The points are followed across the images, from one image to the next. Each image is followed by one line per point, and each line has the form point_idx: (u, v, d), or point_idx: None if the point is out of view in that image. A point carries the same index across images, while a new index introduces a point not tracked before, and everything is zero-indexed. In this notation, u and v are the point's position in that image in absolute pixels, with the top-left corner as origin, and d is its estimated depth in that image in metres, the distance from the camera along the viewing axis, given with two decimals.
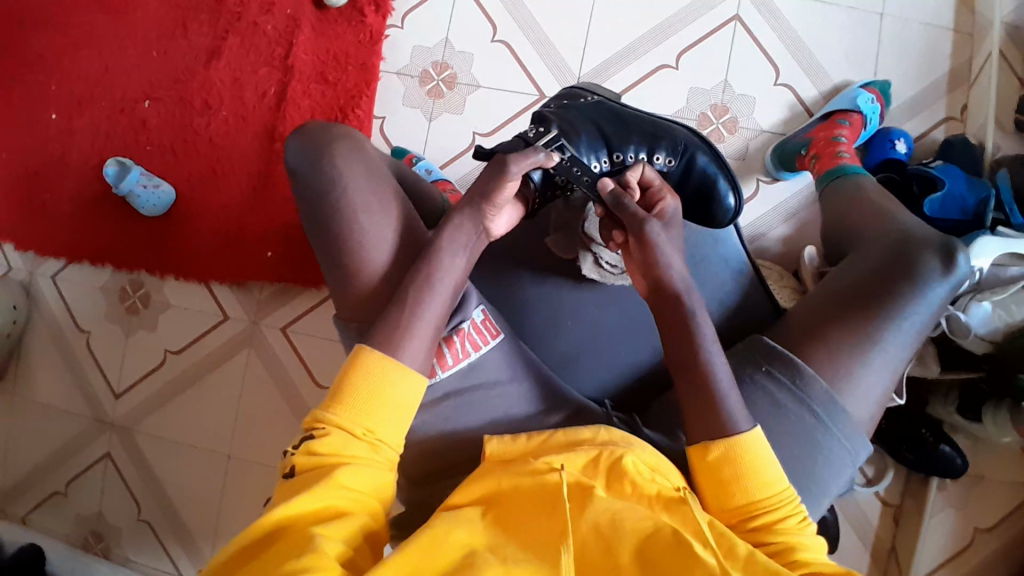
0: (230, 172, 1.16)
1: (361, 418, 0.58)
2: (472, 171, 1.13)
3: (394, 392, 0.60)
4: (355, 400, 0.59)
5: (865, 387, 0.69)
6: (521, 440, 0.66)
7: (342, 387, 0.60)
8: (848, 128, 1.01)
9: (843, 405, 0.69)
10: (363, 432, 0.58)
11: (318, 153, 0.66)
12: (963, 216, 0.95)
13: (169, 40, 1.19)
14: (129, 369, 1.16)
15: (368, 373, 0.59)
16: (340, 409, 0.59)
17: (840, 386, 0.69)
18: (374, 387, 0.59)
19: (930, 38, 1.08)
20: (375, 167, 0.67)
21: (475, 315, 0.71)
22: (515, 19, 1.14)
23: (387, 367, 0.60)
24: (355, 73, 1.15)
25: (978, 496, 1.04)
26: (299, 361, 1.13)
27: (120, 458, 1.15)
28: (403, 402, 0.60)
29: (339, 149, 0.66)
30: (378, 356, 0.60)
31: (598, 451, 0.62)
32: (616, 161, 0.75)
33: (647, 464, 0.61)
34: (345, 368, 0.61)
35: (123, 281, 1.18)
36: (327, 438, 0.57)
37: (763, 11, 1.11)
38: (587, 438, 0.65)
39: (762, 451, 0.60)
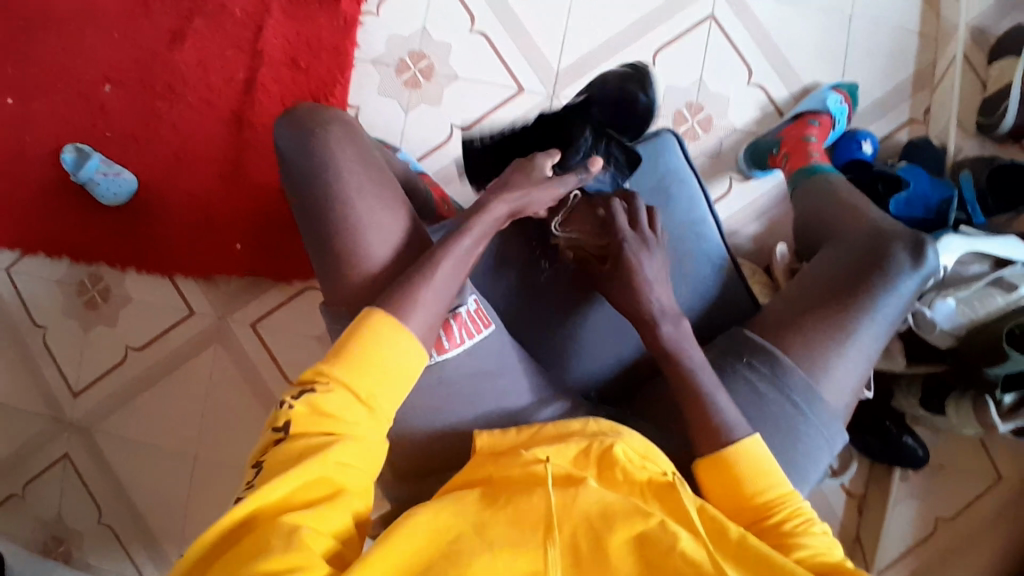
0: (195, 158, 1.11)
1: (365, 380, 0.55)
2: (451, 163, 1.11)
3: (396, 355, 0.57)
4: (360, 358, 0.56)
5: (840, 378, 0.71)
6: (511, 433, 0.66)
7: (348, 344, 0.57)
8: (818, 128, 1.03)
9: (823, 395, 0.70)
10: (364, 397, 0.55)
11: (311, 139, 0.66)
12: (926, 214, 0.99)
13: (128, 21, 1.13)
14: (88, 367, 1.11)
15: (377, 334, 0.57)
16: (343, 367, 0.55)
17: (819, 377, 0.70)
18: (382, 350, 0.56)
19: (896, 42, 1.12)
20: (369, 151, 0.68)
21: (470, 302, 0.69)
22: (493, 10, 1.13)
23: (397, 335, 0.57)
24: (328, 58, 1.12)
25: (937, 483, 1.09)
26: (270, 359, 1.10)
27: (80, 459, 1.10)
28: (404, 366, 0.57)
29: (334, 136, 0.66)
30: (392, 320, 0.57)
31: (588, 442, 0.62)
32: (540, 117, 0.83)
33: (637, 452, 0.62)
34: (355, 321, 0.58)
35: (81, 274, 1.12)
36: (330, 397, 0.54)
37: (736, 11, 1.13)
38: (577, 430, 0.64)
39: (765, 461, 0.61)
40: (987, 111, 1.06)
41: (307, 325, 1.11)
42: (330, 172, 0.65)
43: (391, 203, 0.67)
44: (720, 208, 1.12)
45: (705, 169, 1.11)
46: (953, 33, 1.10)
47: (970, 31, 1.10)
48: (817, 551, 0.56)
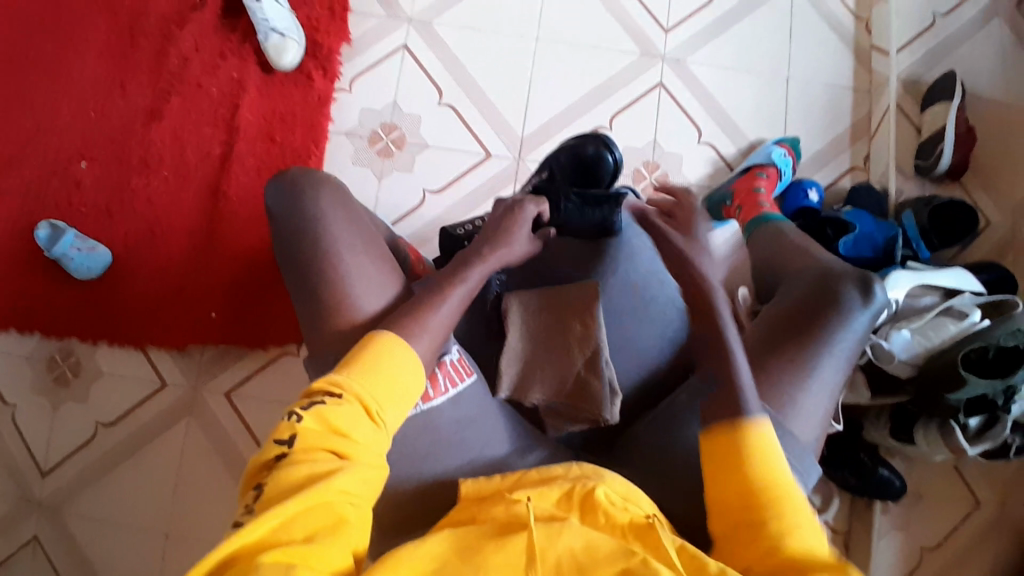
0: (170, 231, 1.13)
1: (374, 395, 0.59)
2: (425, 225, 1.15)
3: (403, 373, 0.61)
4: (370, 374, 0.60)
5: (809, 408, 0.73)
6: (496, 479, 0.66)
7: (359, 361, 0.61)
8: (764, 180, 1.10)
9: (791, 428, 0.72)
10: (372, 411, 0.58)
11: (300, 199, 0.70)
12: (875, 253, 1.06)
13: (106, 101, 1.17)
14: (57, 444, 1.08)
15: (386, 354, 0.61)
16: (355, 380, 0.59)
17: (786, 411, 0.72)
18: (391, 371, 0.61)
19: (831, 98, 1.23)
20: (357, 214, 0.72)
21: (454, 352, 0.72)
22: (459, 83, 1.20)
23: (404, 357, 0.62)
24: (303, 133, 1.16)
25: (918, 515, 1.10)
26: (244, 428, 1.09)
27: (47, 544, 1.04)
28: (408, 386, 0.61)
29: (323, 200, 0.70)
30: (402, 343, 0.62)
31: (571, 485, 0.63)
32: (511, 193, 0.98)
33: (619, 494, 0.63)
34: (363, 343, 0.62)
35: (53, 350, 1.11)
36: (341, 411, 0.57)
37: (683, 78, 1.23)
38: (560, 474, 0.66)
39: (771, 443, 0.62)
40: (923, 154, 1.16)
41: (281, 392, 1.10)
42: (317, 232, 0.68)
43: (380, 268, 0.70)
44: None
45: None
46: (883, 87, 1.21)
47: (899, 84, 1.21)
48: (804, 543, 0.56)
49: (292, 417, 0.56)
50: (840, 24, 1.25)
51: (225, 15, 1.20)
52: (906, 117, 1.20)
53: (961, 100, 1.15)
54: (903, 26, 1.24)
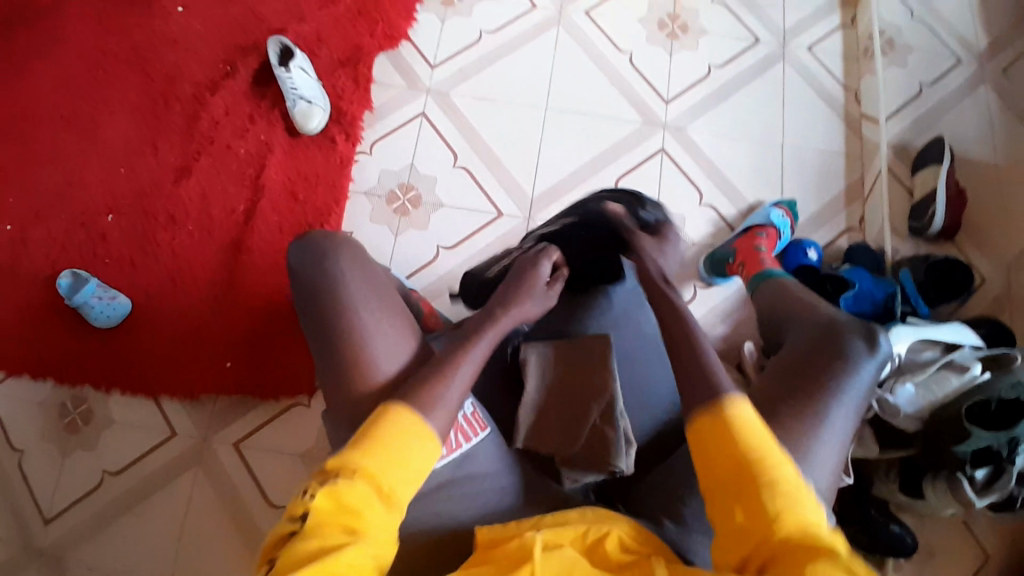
0: (190, 284, 1.16)
1: (385, 473, 0.59)
2: (440, 279, 1.19)
3: (416, 448, 0.62)
4: (381, 451, 0.60)
5: (824, 459, 0.73)
6: (511, 525, 0.66)
7: (372, 436, 0.61)
8: (765, 239, 1.15)
9: (806, 477, 0.72)
10: (383, 490, 0.59)
11: (321, 258, 0.72)
12: (875, 309, 1.09)
13: (137, 159, 1.23)
14: (64, 492, 1.07)
15: (397, 429, 0.62)
16: (366, 458, 0.60)
17: (802, 460, 0.72)
18: (401, 447, 0.61)
19: (825, 163, 1.30)
20: (371, 272, 0.74)
21: (466, 408, 0.74)
22: (473, 147, 1.27)
23: (416, 431, 0.62)
24: (324, 192, 1.22)
25: (930, 572, 1.09)
26: (251, 480, 1.08)
27: None
28: (419, 461, 0.62)
29: (342, 260, 0.72)
30: (414, 416, 0.63)
31: (586, 527, 0.65)
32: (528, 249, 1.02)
33: (630, 535, 0.65)
34: (377, 417, 0.63)
35: (65, 396, 1.12)
36: (350, 490, 0.58)
37: (684, 144, 1.31)
38: (575, 518, 0.67)
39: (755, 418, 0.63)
40: (916, 216, 1.22)
41: (290, 444, 1.10)
42: (337, 289, 0.70)
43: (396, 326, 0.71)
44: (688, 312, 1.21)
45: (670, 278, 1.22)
46: (874, 152, 1.28)
47: (890, 150, 1.29)
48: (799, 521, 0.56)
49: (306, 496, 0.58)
50: (831, 97, 1.34)
51: (255, 83, 1.28)
52: (897, 180, 1.27)
53: (950, 163, 1.21)
54: (891, 97, 1.33)
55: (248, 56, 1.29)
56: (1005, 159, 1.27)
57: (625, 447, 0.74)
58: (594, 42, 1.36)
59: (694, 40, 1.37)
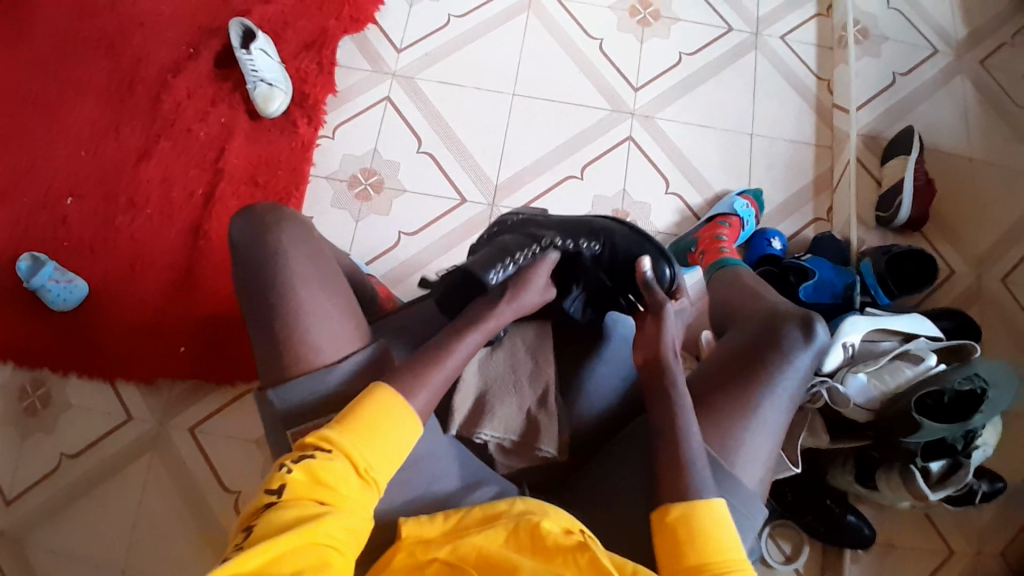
0: (149, 267, 1.16)
1: (364, 453, 0.59)
2: (401, 265, 1.19)
3: (398, 432, 0.61)
4: (364, 430, 0.60)
5: (753, 448, 0.74)
6: (438, 519, 0.66)
7: (353, 416, 0.61)
8: (727, 229, 1.14)
9: (734, 468, 0.73)
10: (362, 469, 0.58)
11: (263, 230, 0.69)
12: (834, 300, 1.09)
13: (98, 142, 1.22)
14: (23, 475, 1.07)
15: (381, 407, 0.62)
16: (347, 436, 0.59)
17: (732, 450, 0.73)
18: (384, 425, 0.61)
19: (794, 153, 1.29)
20: (317, 249, 0.71)
21: None
22: (438, 132, 1.26)
23: (398, 409, 0.62)
24: (285, 176, 1.21)
25: (889, 565, 1.08)
26: (206, 464, 1.08)
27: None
28: (401, 443, 0.62)
29: (285, 234, 0.70)
30: (395, 393, 0.63)
31: (515, 523, 0.65)
32: (543, 245, 0.81)
33: (564, 526, 0.65)
34: (360, 398, 0.62)
35: (24, 379, 1.12)
36: (332, 463, 0.57)
37: (652, 131, 1.29)
38: (504, 510, 0.67)
39: (721, 521, 0.65)
40: (883, 206, 1.21)
41: (245, 429, 1.10)
42: (278, 264, 0.68)
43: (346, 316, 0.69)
44: None
45: None
46: (845, 143, 1.27)
47: (859, 140, 1.27)
48: None
49: (282, 470, 0.56)
50: (802, 85, 1.33)
51: (218, 66, 1.27)
52: (865, 171, 1.26)
53: (919, 154, 1.21)
54: (863, 86, 1.31)
55: (212, 39, 1.28)
56: (975, 151, 1.26)
57: (556, 433, 0.76)
58: (564, 28, 1.35)
59: (665, 28, 1.36)
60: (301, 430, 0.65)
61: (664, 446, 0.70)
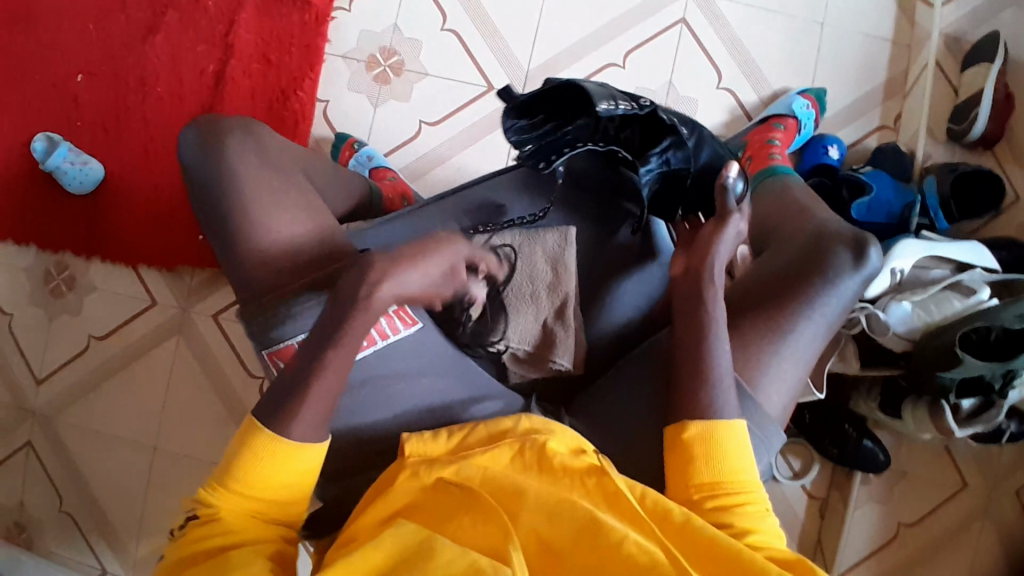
0: (164, 151, 1.12)
1: (252, 501, 0.56)
2: (420, 159, 1.11)
3: (282, 472, 0.56)
4: (243, 482, 0.56)
5: (780, 376, 0.71)
6: (441, 438, 0.66)
7: (231, 466, 0.56)
8: (782, 132, 1.03)
9: (757, 396, 0.70)
10: (252, 513, 0.56)
11: (217, 142, 0.66)
12: (889, 220, 0.99)
13: (103, 12, 1.14)
14: (56, 353, 1.11)
15: (255, 451, 0.56)
16: (227, 487, 0.56)
17: (757, 377, 0.70)
18: (263, 468, 0.56)
19: (869, 47, 1.13)
20: (288, 174, 0.67)
21: (390, 301, 0.69)
22: (465, 8, 1.13)
23: (275, 448, 0.56)
24: (298, 55, 1.12)
25: (899, 491, 1.08)
26: (230, 350, 1.11)
27: (43, 447, 1.10)
28: (292, 478, 0.57)
29: (244, 151, 0.65)
30: (267, 435, 0.56)
31: (521, 443, 0.64)
32: (644, 105, 0.73)
33: (569, 445, 0.64)
34: (235, 441, 0.57)
35: (48, 262, 1.13)
36: (210, 522, 0.55)
37: (707, 14, 1.14)
38: (509, 428, 0.66)
39: (737, 443, 0.63)
40: (956, 118, 1.06)
41: None
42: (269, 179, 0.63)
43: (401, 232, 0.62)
44: None
45: None
46: (924, 44, 1.10)
47: (939, 43, 1.10)
48: (766, 536, 0.60)
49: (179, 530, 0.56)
50: None
51: None
52: (943, 79, 1.10)
53: (1003, 62, 1.05)
54: None
55: None
56: None
57: (572, 345, 0.75)
58: None
59: None
60: (278, 350, 0.62)
61: (680, 382, 0.66)
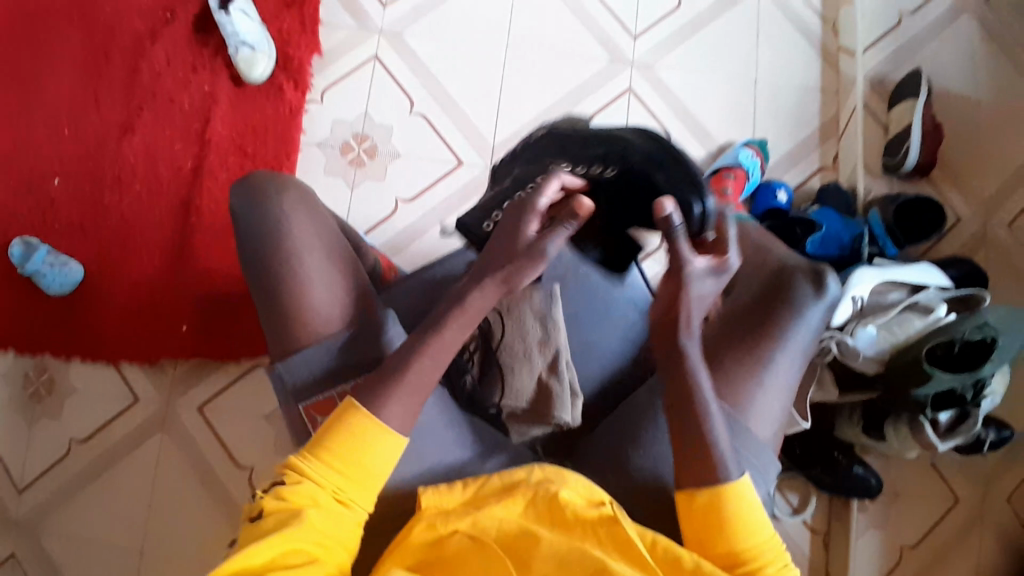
0: (143, 246, 1.13)
1: (339, 479, 0.61)
2: (399, 232, 1.16)
3: (372, 459, 0.62)
4: (336, 458, 0.61)
5: (764, 405, 0.73)
6: (457, 489, 0.67)
7: (325, 440, 0.62)
8: (732, 181, 1.11)
9: (747, 425, 0.72)
10: (335, 490, 0.60)
11: (265, 201, 0.71)
12: (841, 251, 1.07)
13: (78, 117, 1.18)
14: (35, 459, 1.08)
15: (347, 433, 0.61)
16: (319, 458, 0.61)
17: (743, 407, 0.72)
18: (354, 449, 0.61)
19: (800, 99, 1.24)
20: (325, 231, 0.73)
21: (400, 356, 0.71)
22: (430, 91, 1.21)
23: (369, 432, 0.62)
24: (274, 145, 1.17)
25: (895, 512, 1.10)
26: (218, 443, 1.09)
27: (24, 561, 1.04)
28: (380, 468, 0.62)
29: (292, 210, 0.71)
30: (365, 417, 0.62)
31: (534, 492, 0.65)
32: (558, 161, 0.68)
33: (583, 495, 0.64)
34: (333, 418, 0.62)
35: (27, 366, 1.11)
36: (298, 488, 0.59)
37: (652, 81, 1.24)
38: (523, 479, 0.66)
39: (749, 502, 0.63)
40: (890, 151, 1.17)
41: (252, 405, 1.10)
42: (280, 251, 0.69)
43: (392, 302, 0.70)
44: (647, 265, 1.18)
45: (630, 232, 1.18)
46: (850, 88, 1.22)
47: (866, 84, 1.23)
48: None
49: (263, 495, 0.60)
50: (808, 26, 1.27)
51: (196, 30, 1.21)
52: (872, 117, 1.22)
53: (928, 97, 1.16)
54: (871, 25, 1.25)
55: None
56: (989, 89, 1.22)
57: (570, 399, 0.76)
58: None
59: None
60: (312, 404, 0.69)
61: None
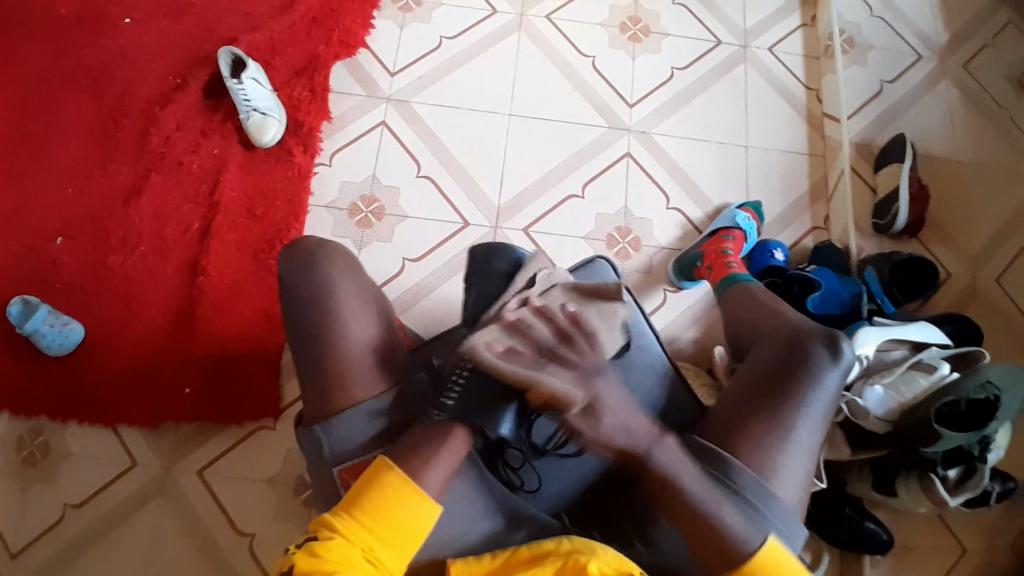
0: (145, 308, 1.12)
1: (374, 536, 0.62)
2: (408, 291, 1.17)
3: (409, 521, 0.64)
4: (371, 514, 0.63)
5: (789, 470, 0.74)
6: (485, 559, 0.66)
7: (361, 498, 0.64)
8: (732, 242, 1.14)
9: (775, 491, 0.73)
10: (365, 547, 0.62)
11: (289, 276, 0.73)
12: (842, 309, 1.09)
13: (86, 180, 1.18)
14: (23, 529, 1.03)
15: (385, 489, 0.64)
16: (352, 514, 0.63)
17: (769, 474, 0.73)
18: (390, 504, 0.64)
19: (790, 163, 1.30)
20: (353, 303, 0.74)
21: None
22: (436, 155, 1.25)
23: (406, 489, 0.65)
24: (284, 207, 1.19)
25: (906, 567, 1.10)
26: (217, 510, 1.05)
27: None
28: (414, 525, 0.64)
29: (323, 280, 0.74)
30: (401, 476, 0.65)
31: (565, 560, 0.63)
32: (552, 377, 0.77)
33: (613, 566, 0.63)
34: (365, 476, 0.66)
35: (20, 429, 1.07)
36: (333, 542, 0.61)
37: (648, 146, 1.30)
38: (552, 548, 0.65)
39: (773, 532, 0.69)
40: (880, 213, 1.23)
41: (255, 469, 1.07)
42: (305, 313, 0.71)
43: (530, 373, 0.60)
44: (657, 319, 1.20)
45: (639, 284, 1.21)
46: (837, 151, 1.29)
47: (852, 148, 1.29)
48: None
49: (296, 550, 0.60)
50: (794, 96, 1.35)
51: (207, 97, 1.24)
52: (859, 176, 1.28)
53: (912, 161, 1.24)
54: (853, 95, 1.33)
55: (200, 67, 1.25)
56: (966, 153, 1.29)
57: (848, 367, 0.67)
58: (556, 46, 1.34)
59: (656, 43, 1.37)
60: (349, 467, 0.70)
61: None
